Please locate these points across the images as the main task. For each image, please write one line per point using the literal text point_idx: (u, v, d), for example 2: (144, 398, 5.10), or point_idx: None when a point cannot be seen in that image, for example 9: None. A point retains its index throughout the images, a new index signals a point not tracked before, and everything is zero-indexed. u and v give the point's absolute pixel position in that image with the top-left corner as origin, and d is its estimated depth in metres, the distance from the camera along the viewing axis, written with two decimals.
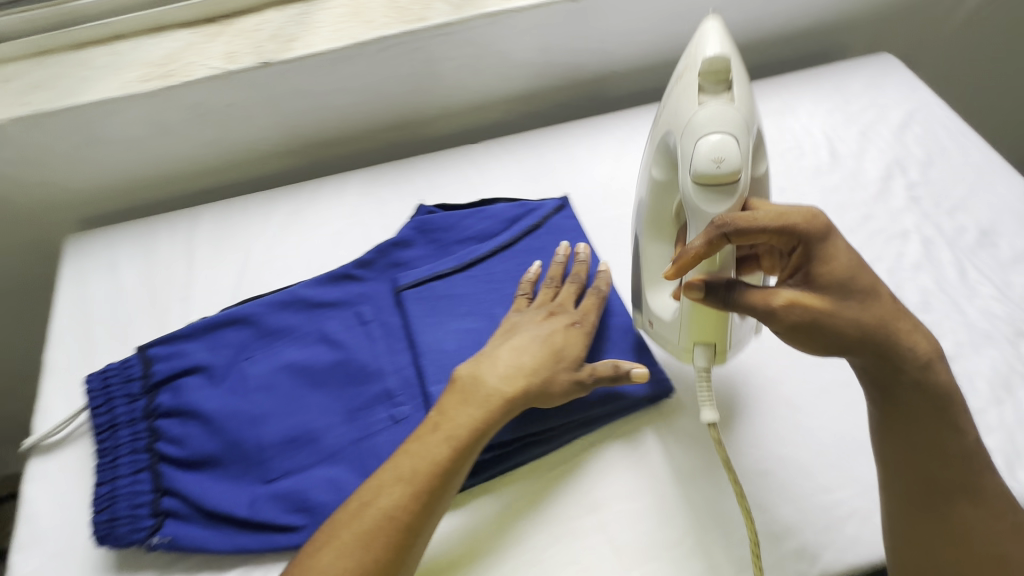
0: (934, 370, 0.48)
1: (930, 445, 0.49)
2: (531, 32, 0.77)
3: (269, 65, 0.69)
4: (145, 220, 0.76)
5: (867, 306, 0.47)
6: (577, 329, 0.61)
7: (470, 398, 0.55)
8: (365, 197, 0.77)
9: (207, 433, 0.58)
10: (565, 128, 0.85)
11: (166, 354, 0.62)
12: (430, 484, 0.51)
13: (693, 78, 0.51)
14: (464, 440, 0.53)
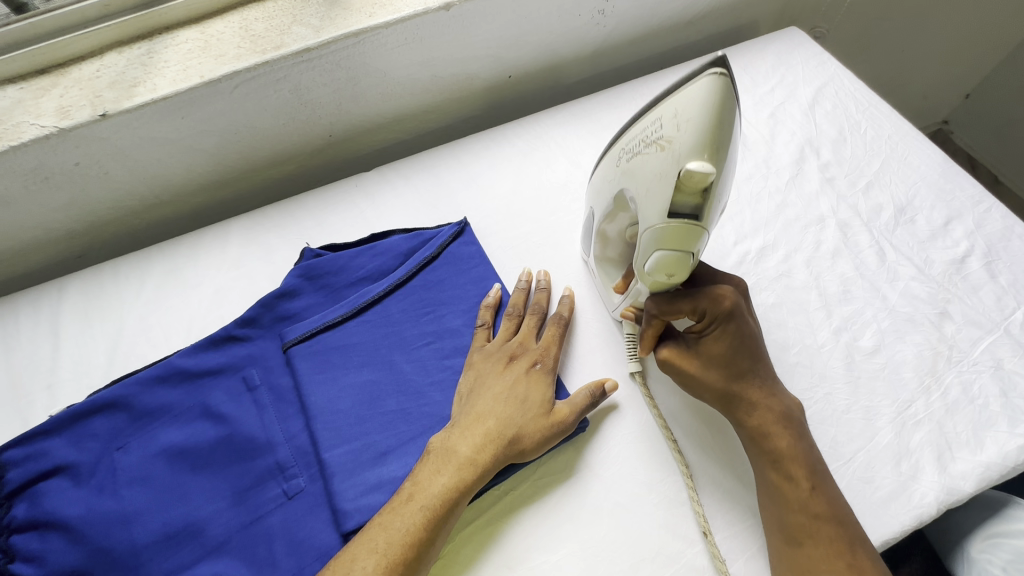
0: (777, 426, 0.52)
1: (767, 494, 0.52)
2: (407, 47, 0.71)
3: (108, 117, 0.61)
4: (4, 300, 0.69)
5: (719, 379, 0.54)
6: (540, 369, 0.58)
7: (449, 461, 0.52)
8: (249, 245, 0.71)
9: (69, 545, 0.51)
10: (464, 142, 0.79)
11: (22, 457, 0.55)
12: (405, 556, 0.48)
13: (670, 180, 0.41)
14: (450, 506, 0.50)
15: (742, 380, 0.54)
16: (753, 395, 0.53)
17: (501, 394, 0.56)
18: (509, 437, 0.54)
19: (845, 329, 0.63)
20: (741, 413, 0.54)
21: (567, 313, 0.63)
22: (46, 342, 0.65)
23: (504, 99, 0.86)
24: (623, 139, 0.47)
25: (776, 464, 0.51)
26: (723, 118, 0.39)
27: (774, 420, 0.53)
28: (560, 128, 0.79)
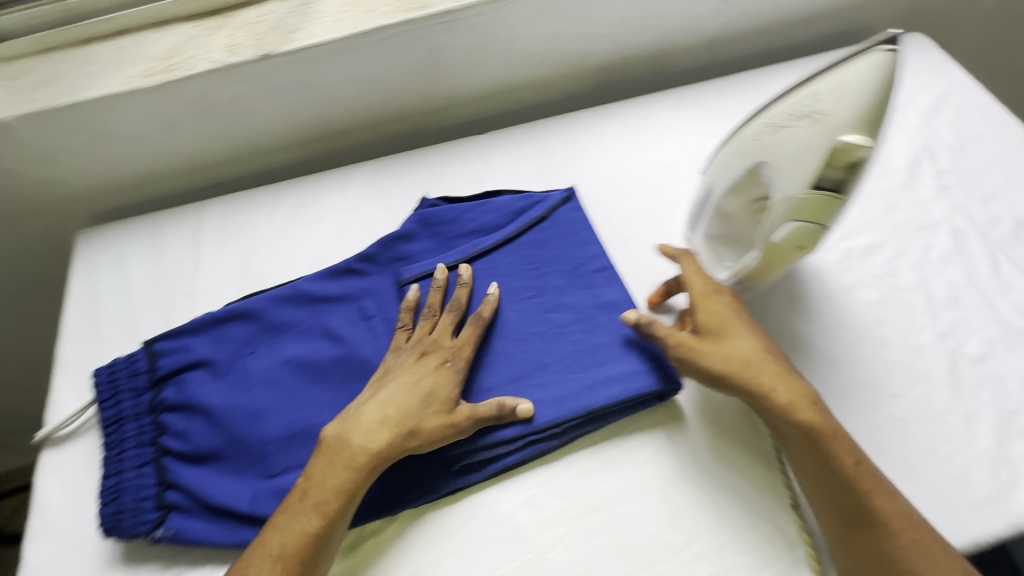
0: (803, 403, 0.53)
1: (809, 480, 0.52)
2: (537, 19, 0.74)
3: (270, 58, 0.68)
4: (153, 216, 0.77)
5: (731, 351, 0.56)
6: (449, 368, 0.59)
7: (341, 455, 0.54)
8: (370, 191, 0.76)
9: (210, 428, 0.58)
10: (574, 116, 0.82)
11: (172, 349, 0.63)
12: (307, 554, 0.50)
13: (822, 151, 0.43)
14: (334, 496, 0.52)
15: (752, 355, 0.56)
16: (767, 368, 0.55)
17: (393, 389, 0.57)
18: (380, 426, 0.55)
19: (950, 334, 0.62)
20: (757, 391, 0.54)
21: (487, 314, 0.62)
22: (188, 257, 0.73)
23: (613, 81, 0.88)
24: (764, 115, 0.50)
25: (810, 440, 0.52)
26: (886, 96, 0.41)
27: (790, 393, 0.54)
28: (669, 112, 0.81)
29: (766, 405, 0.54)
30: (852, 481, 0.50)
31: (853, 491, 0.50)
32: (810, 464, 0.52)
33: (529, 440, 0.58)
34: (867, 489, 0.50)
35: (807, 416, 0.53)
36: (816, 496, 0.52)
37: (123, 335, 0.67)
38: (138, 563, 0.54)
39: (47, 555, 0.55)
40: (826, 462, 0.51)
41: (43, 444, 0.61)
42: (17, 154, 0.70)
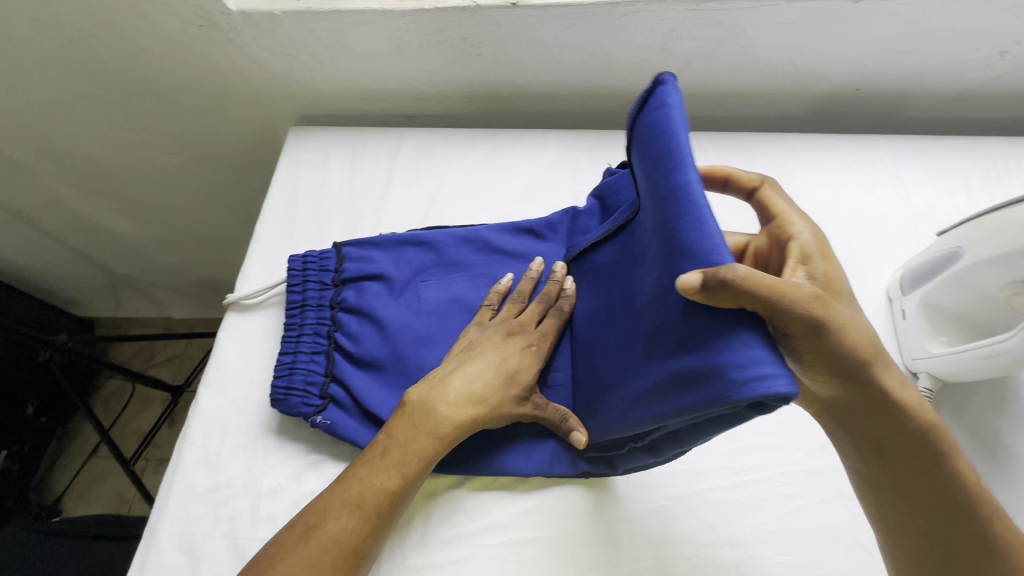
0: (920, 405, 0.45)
1: (913, 499, 0.46)
2: (791, 27, 0.69)
3: (517, 8, 0.68)
4: (358, 129, 0.81)
5: (862, 329, 0.42)
6: (533, 352, 0.57)
7: (425, 422, 0.53)
8: (562, 158, 0.76)
9: (379, 339, 0.61)
10: (786, 137, 0.77)
11: (357, 256, 0.66)
12: (384, 511, 0.50)
13: None
14: (412, 459, 0.52)
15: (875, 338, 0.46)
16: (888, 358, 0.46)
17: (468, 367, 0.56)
18: (472, 401, 0.54)
19: None
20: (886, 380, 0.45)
21: (566, 310, 0.59)
22: (382, 175, 0.76)
23: (836, 110, 0.82)
24: None
25: (934, 449, 0.46)
26: None
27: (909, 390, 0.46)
28: (897, 158, 0.74)
29: (894, 403, 0.45)
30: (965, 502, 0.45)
31: (975, 506, 0.45)
32: (931, 476, 0.46)
33: (632, 448, 0.51)
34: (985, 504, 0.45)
35: (927, 418, 0.46)
36: (938, 515, 0.45)
37: (313, 230, 0.72)
38: (295, 440, 0.59)
39: (217, 406, 0.61)
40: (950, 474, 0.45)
41: (230, 306, 0.67)
42: (267, 46, 0.75)
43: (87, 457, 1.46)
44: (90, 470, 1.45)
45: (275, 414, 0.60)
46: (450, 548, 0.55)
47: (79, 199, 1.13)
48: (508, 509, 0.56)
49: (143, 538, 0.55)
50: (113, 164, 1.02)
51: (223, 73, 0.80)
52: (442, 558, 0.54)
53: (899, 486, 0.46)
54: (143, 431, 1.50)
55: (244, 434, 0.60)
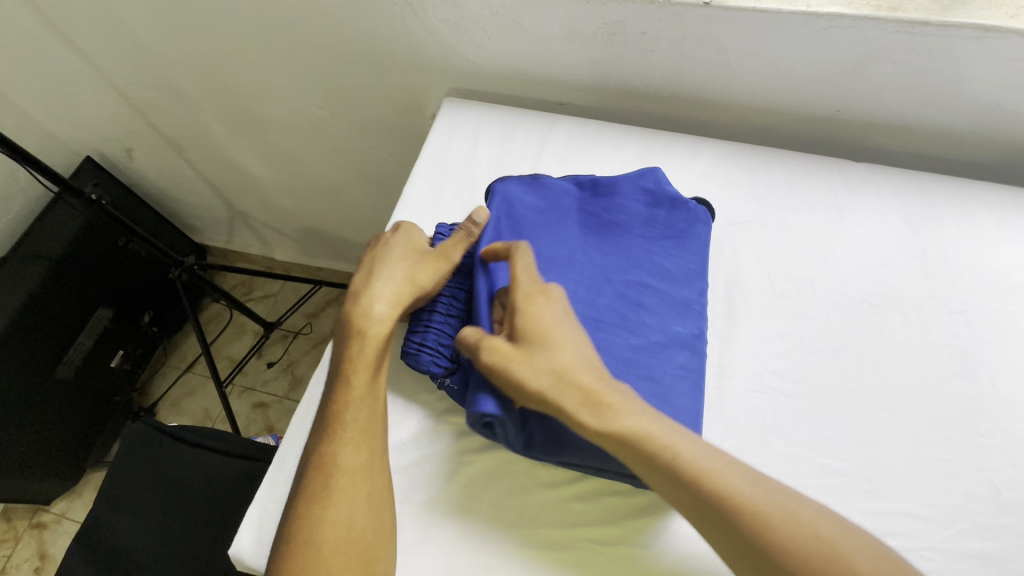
0: (608, 408, 0.48)
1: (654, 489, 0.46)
2: (1014, 64, 0.62)
3: (709, 7, 0.65)
4: (510, 110, 0.81)
5: (538, 367, 0.50)
6: (389, 253, 0.60)
7: (361, 326, 0.56)
8: (719, 169, 0.73)
9: None
10: (972, 184, 0.70)
11: None
12: (368, 442, 0.51)
13: None
14: (367, 368, 0.54)
15: (569, 365, 0.50)
16: (581, 380, 0.49)
17: (366, 276, 0.59)
18: (395, 304, 0.57)
19: None
20: (576, 406, 0.49)
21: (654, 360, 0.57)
22: (530, 159, 0.76)
23: None
24: None
25: (631, 444, 0.46)
26: None
27: (608, 409, 0.48)
28: None
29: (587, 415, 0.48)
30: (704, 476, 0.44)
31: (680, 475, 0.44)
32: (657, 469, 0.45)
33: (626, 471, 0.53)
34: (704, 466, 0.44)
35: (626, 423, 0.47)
36: (687, 502, 0.44)
37: (457, 202, 0.74)
38: (420, 403, 0.61)
39: None
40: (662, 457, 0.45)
41: None
42: (442, 16, 0.77)
43: (183, 370, 1.59)
44: (184, 383, 1.57)
45: (403, 373, 0.63)
46: (557, 540, 0.54)
47: (225, 136, 1.21)
48: (622, 516, 0.55)
49: (273, 463, 0.58)
50: (265, 109, 1.09)
51: (392, 36, 0.83)
52: (550, 549, 0.54)
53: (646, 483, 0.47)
54: (233, 357, 1.62)
55: None
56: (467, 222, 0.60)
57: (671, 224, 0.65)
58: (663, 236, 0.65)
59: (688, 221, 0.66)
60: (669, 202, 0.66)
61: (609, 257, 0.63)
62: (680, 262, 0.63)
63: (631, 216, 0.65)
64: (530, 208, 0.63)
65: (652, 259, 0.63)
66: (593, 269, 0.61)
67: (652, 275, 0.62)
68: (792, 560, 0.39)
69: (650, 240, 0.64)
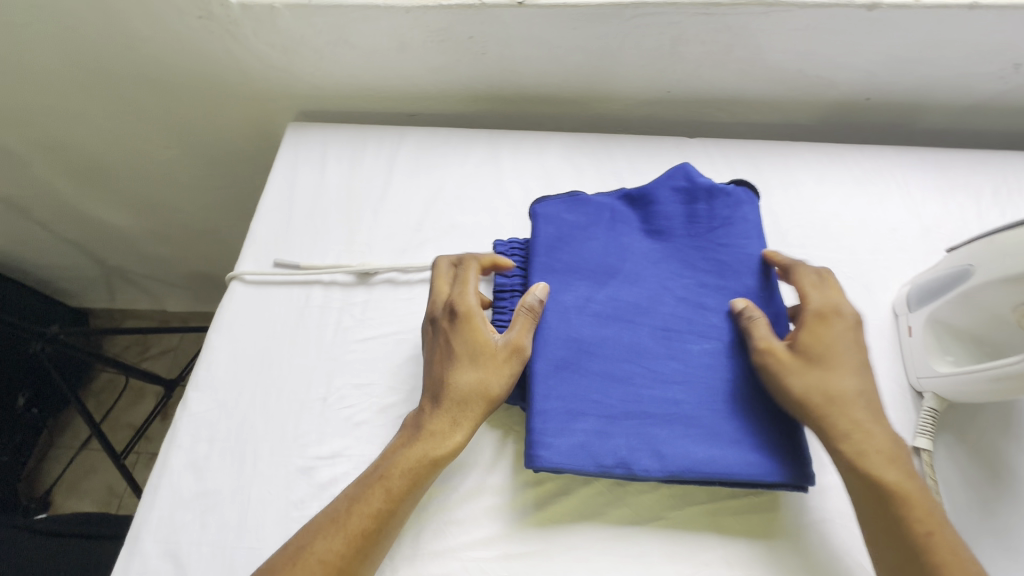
0: (859, 442, 0.50)
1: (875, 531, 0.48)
2: (801, 34, 0.68)
3: (522, 6, 0.67)
4: (358, 127, 0.80)
5: (809, 381, 0.52)
6: (453, 318, 0.56)
7: (411, 438, 0.53)
8: (566, 161, 0.75)
9: (593, 325, 0.58)
10: (794, 146, 0.76)
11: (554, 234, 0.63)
12: (367, 535, 0.49)
13: None
14: (401, 474, 0.51)
15: (848, 395, 0.51)
16: (858, 413, 0.51)
17: (438, 355, 0.56)
18: (460, 401, 0.53)
19: None
20: (850, 427, 0.50)
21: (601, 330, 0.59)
22: (381, 175, 0.75)
23: (844, 120, 0.81)
24: None
25: (882, 499, 0.48)
26: None
27: (870, 419, 0.51)
28: (907, 171, 0.72)
29: (857, 456, 0.50)
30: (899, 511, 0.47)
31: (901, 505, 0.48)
32: (877, 503, 0.48)
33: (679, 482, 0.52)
34: (915, 516, 0.47)
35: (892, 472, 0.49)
36: (878, 525, 0.48)
37: (310, 230, 0.71)
38: (282, 447, 0.58)
39: (204, 408, 0.60)
40: (890, 504, 0.48)
41: (235, 279, 0.68)
42: (267, 39, 0.74)
43: (77, 450, 1.44)
44: (79, 463, 1.42)
45: (263, 419, 0.59)
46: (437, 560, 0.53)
47: (74, 190, 1.11)
48: (502, 523, 0.54)
49: (125, 543, 0.54)
50: (109, 156, 1.00)
51: (222, 66, 0.79)
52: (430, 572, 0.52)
53: (878, 534, 0.48)
54: (134, 425, 1.49)
55: (232, 438, 0.58)
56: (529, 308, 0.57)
57: (714, 216, 0.64)
58: (710, 229, 0.63)
59: (730, 206, 0.64)
60: (706, 195, 0.65)
61: (661, 264, 0.62)
62: (731, 250, 0.62)
63: (673, 221, 0.64)
64: (564, 224, 0.63)
65: (704, 255, 0.62)
66: (647, 276, 0.61)
67: (711, 270, 0.61)
68: None
69: (698, 239, 0.63)
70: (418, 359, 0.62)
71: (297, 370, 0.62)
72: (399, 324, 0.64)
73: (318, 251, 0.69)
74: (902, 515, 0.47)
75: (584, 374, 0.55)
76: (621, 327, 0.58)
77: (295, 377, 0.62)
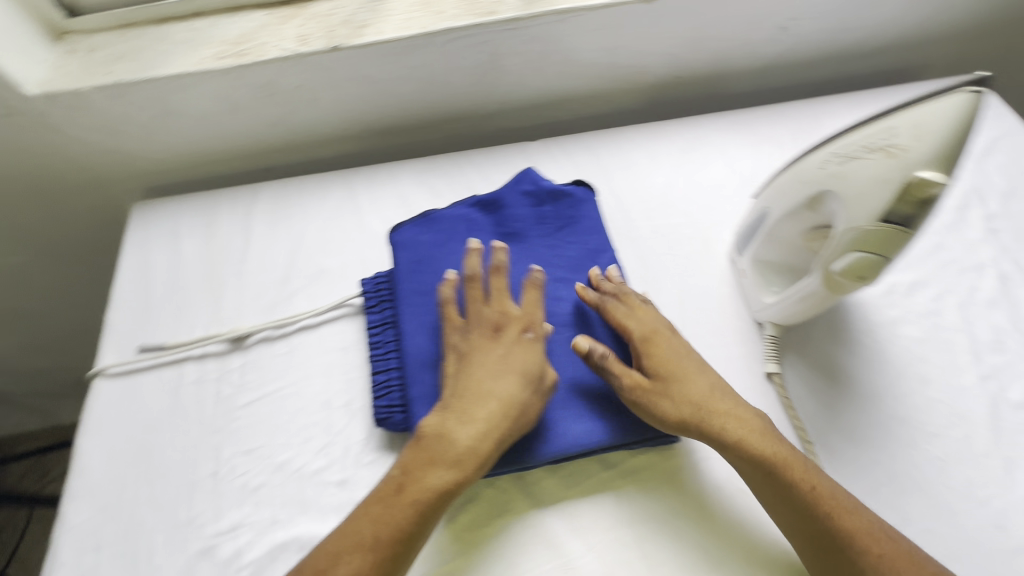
0: (733, 432, 0.54)
1: (778, 508, 0.52)
2: (600, 32, 0.75)
3: (338, 50, 0.69)
4: (207, 193, 0.78)
5: (678, 397, 0.56)
6: (531, 337, 0.58)
7: (447, 452, 0.52)
8: (421, 185, 0.78)
9: None
10: (625, 130, 0.83)
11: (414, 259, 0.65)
12: (395, 549, 0.49)
13: (895, 184, 0.44)
14: (432, 486, 0.51)
15: (705, 396, 0.56)
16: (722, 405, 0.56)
17: (494, 368, 0.56)
18: (514, 417, 0.54)
19: (993, 377, 0.62)
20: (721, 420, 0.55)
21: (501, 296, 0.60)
22: (239, 237, 0.74)
23: (666, 98, 0.89)
24: (835, 143, 0.50)
25: (775, 477, 0.52)
26: (965, 132, 0.42)
27: (734, 404, 0.56)
28: (722, 134, 0.81)
29: (739, 446, 0.54)
30: (793, 482, 0.52)
31: (792, 477, 0.52)
32: (773, 483, 0.52)
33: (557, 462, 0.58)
34: (799, 478, 0.52)
35: (773, 450, 0.53)
36: (779, 502, 0.52)
37: (171, 307, 0.69)
38: (178, 535, 0.56)
39: (84, 518, 0.56)
40: (778, 477, 0.52)
41: (97, 376, 0.65)
42: (86, 123, 0.72)
43: None
44: None
45: (152, 511, 0.57)
46: None
47: None
48: None
49: None
50: None
51: (44, 160, 0.75)
52: None
53: (782, 509, 0.52)
54: None
55: (120, 541, 0.55)
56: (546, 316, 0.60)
57: (559, 216, 0.69)
58: (558, 229, 0.69)
59: (573, 206, 0.70)
60: (550, 196, 0.70)
61: (519, 265, 0.66)
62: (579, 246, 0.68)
63: (525, 223, 0.68)
64: (422, 246, 0.65)
65: (555, 254, 0.67)
66: (508, 279, 0.65)
67: (562, 267, 0.67)
68: (884, 549, 0.49)
69: (548, 238, 0.68)
70: (307, 409, 0.62)
71: (181, 452, 0.60)
72: (282, 379, 0.64)
73: (185, 326, 0.67)
74: (789, 481, 0.52)
75: None
76: None
77: (180, 461, 0.60)
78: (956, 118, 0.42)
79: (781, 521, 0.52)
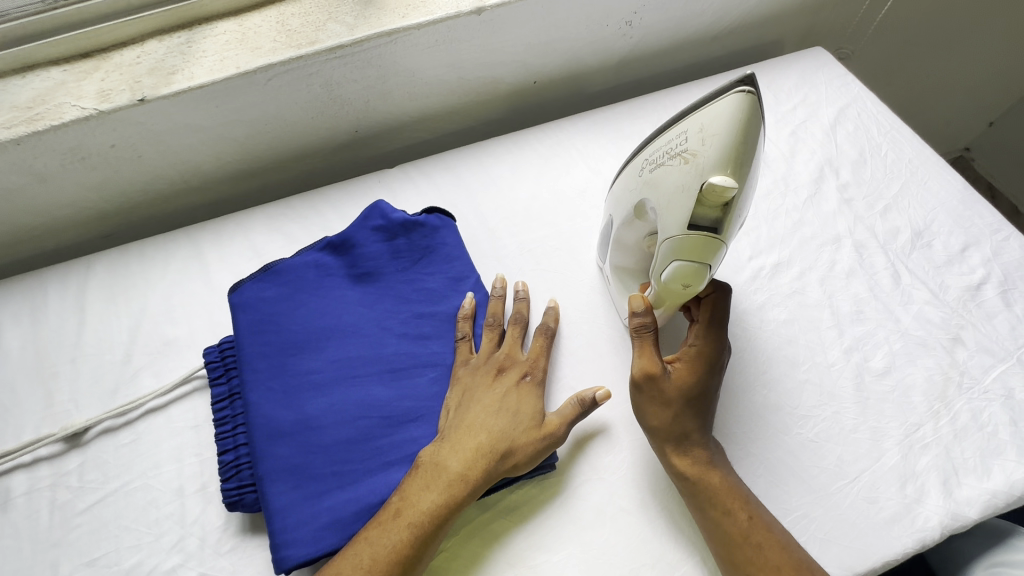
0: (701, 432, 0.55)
1: (709, 500, 0.51)
2: (438, 48, 0.72)
3: (146, 102, 0.64)
4: (32, 274, 0.71)
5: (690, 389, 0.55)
6: (530, 381, 0.58)
7: (440, 477, 0.51)
8: (274, 232, 0.72)
9: (316, 399, 0.56)
10: (486, 145, 0.80)
11: (257, 319, 0.60)
12: (392, 574, 0.47)
13: (693, 191, 0.45)
14: (425, 514, 0.50)
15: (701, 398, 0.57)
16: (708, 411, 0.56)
17: (491, 407, 0.55)
18: (500, 451, 0.53)
19: (857, 349, 0.63)
20: (691, 445, 0.53)
21: (552, 324, 0.62)
22: (71, 318, 0.67)
23: (529, 105, 0.87)
24: (649, 151, 0.51)
25: (723, 482, 0.52)
26: (744, 133, 0.43)
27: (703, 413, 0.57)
28: (584, 136, 0.80)
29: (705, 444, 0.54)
30: (735, 488, 0.52)
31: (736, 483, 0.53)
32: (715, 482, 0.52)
33: None
34: (730, 508, 0.51)
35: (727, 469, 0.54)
36: (717, 497, 0.51)
37: None
38: None
39: None
40: (730, 486, 0.52)
41: None
42: None
43: None
44: None
45: None
46: None
47: None
48: None
49: None
50: None
51: None
52: None
53: (716, 506, 0.51)
54: None
55: None
56: (545, 335, 0.61)
57: (414, 248, 0.66)
58: (414, 262, 0.65)
59: (428, 235, 0.66)
60: (403, 228, 0.66)
61: (374, 307, 0.62)
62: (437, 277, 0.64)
63: (378, 261, 0.65)
64: (266, 304, 0.61)
65: (414, 289, 0.64)
66: (362, 324, 0.61)
67: (422, 302, 0.63)
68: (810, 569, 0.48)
69: (405, 273, 0.65)
70: (157, 502, 0.56)
71: None
72: (126, 473, 0.58)
73: (12, 430, 0.60)
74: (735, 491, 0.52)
75: (314, 452, 0.54)
76: (345, 388, 0.57)
77: None
78: (731, 119, 0.43)
79: (711, 518, 0.51)
